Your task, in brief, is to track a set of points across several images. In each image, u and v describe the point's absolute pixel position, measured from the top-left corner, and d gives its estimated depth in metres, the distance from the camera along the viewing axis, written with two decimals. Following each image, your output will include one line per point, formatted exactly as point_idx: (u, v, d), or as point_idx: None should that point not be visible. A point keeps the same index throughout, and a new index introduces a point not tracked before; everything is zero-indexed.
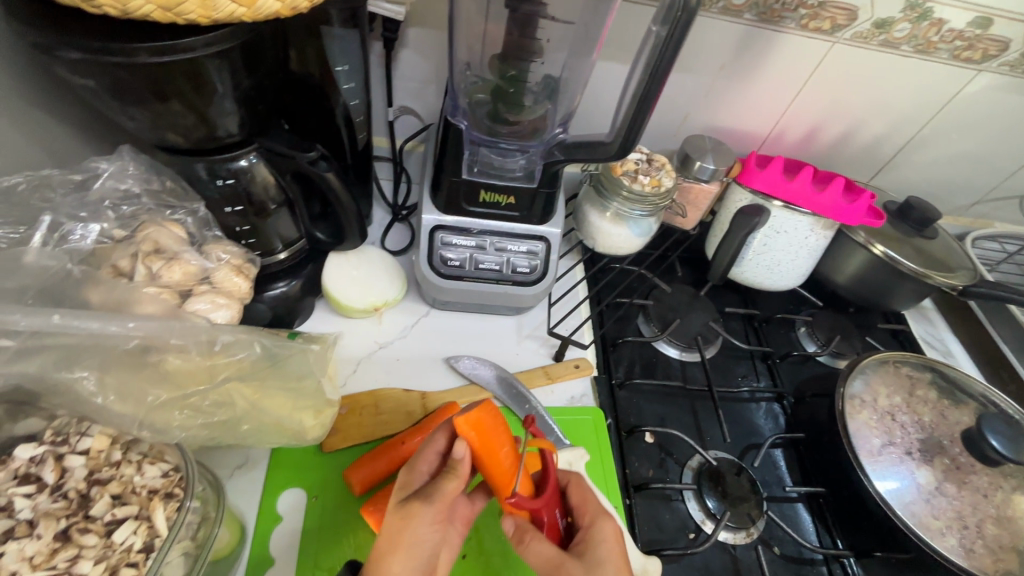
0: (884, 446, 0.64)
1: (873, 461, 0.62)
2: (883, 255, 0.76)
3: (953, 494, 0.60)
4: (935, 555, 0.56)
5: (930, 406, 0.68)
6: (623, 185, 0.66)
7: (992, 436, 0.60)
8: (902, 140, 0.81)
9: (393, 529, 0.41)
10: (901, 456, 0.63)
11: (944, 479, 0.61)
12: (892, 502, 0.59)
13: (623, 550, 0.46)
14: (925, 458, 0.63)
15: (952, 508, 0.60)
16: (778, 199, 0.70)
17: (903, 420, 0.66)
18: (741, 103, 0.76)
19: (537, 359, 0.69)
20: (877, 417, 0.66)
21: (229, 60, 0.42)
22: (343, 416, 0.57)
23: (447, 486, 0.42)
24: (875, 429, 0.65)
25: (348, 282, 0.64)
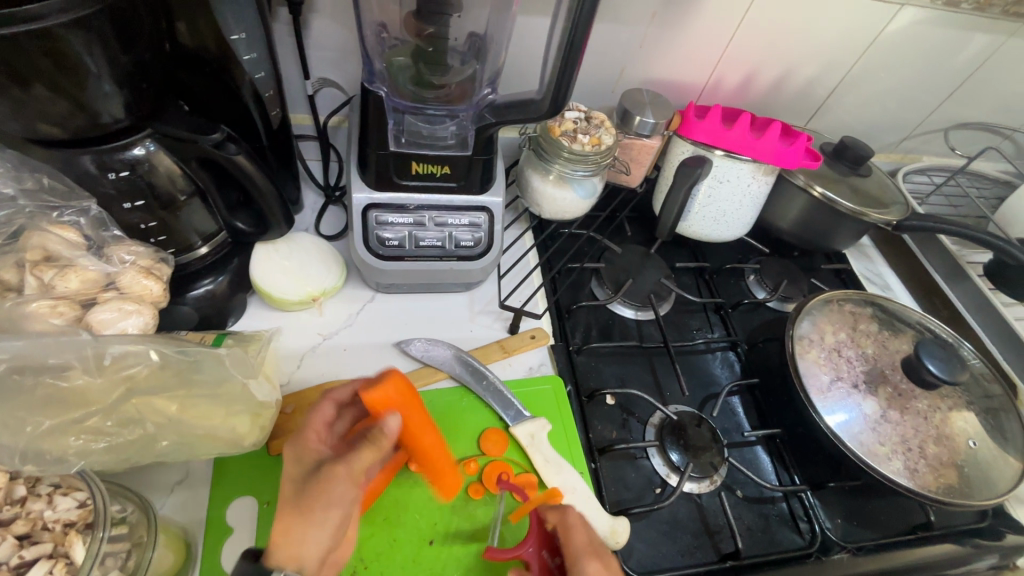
0: (833, 382, 0.66)
1: (823, 398, 0.64)
2: (822, 196, 0.77)
3: (896, 420, 0.64)
4: (883, 479, 0.59)
5: (872, 338, 0.71)
6: (562, 146, 0.64)
7: (929, 361, 0.60)
8: (834, 81, 0.82)
9: (305, 499, 0.40)
10: (849, 390, 0.65)
11: (887, 407, 0.64)
12: (844, 434, 0.62)
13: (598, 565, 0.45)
14: (870, 389, 0.66)
15: (896, 433, 0.63)
16: (719, 148, 0.70)
17: (848, 355, 0.69)
18: (676, 52, 0.74)
19: (491, 334, 0.67)
20: (824, 354, 0.68)
21: (96, 32, 0.37)
22: (288, 416, 0.54)
23: (366, 453, 0.43)
24: (824, 366, 0.67)
25: (280, 272, 0.59)
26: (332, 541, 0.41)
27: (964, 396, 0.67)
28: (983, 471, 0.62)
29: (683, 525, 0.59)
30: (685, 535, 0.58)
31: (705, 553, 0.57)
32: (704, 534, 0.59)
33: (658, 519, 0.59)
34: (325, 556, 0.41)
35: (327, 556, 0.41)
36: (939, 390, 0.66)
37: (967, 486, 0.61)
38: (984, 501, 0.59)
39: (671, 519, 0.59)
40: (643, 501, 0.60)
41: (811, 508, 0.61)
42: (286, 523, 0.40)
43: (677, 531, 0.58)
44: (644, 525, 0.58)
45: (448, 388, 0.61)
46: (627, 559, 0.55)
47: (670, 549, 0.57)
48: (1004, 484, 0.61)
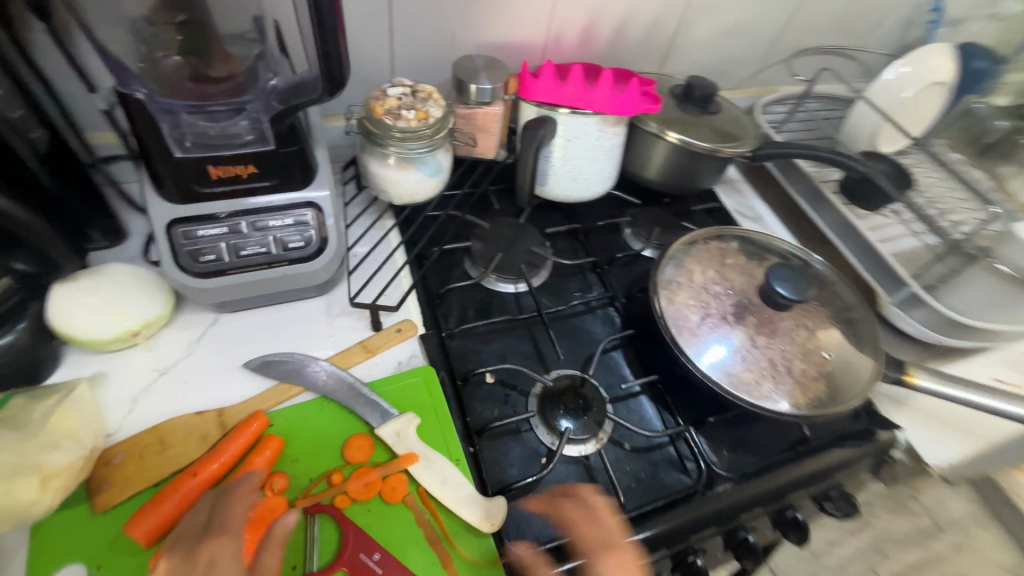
0: (702, 321, 0.67)
1: (691, 339, 0.65)
2: (678, 140, 0.78)
3: (764, 345, 0.65)
4: (750, 405, 0.61)
5: (739, 270, 0.72)
6: (388, 126, 0.60)
7: (777, 285, 0.62)
8: (673, 23, 0.82)
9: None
10: (717, 324, 0.66)
11: (755, 334, 0.66)
12: (715, 370, 0.63)
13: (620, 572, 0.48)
14: (738, 320, 0.67)
15: (764, 357, 0.64)
16: (562, 106, 0.68)
17: (716, 291, 0.70)
18: (505, 12, 0.71)
19: (353, 335, 0.63)
20: (694, 294, 0.69)
21: None
22: (118, 466, 0.49)
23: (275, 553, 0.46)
24: (693, 306, 0.68)
25: (89, 310, 0.53)
26: None
27: (825, 311, 0.70)
28: (845, 379, 0.64)
29: (570, 491, 0.58)
30: (572, 500, 0.57)
31: (594, 515, 0.57)
32: (593, 495, 0.58)
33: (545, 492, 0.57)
34: None
35: None
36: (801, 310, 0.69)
37: (833, 397, 0.63)
38: (849, 407, 0.62)
39: (557, 487, 0.58)
40: (527, 474, 0.58)
41: (695, 446, 0.62)
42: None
43: (564, 498, 0.57)
44: (531, 499, 0.57)
45: (307, 400, 0.57)
46: (512, 537, 0.54)
47: (558, 518, 0.56)
48: (865, 384, 0.64)
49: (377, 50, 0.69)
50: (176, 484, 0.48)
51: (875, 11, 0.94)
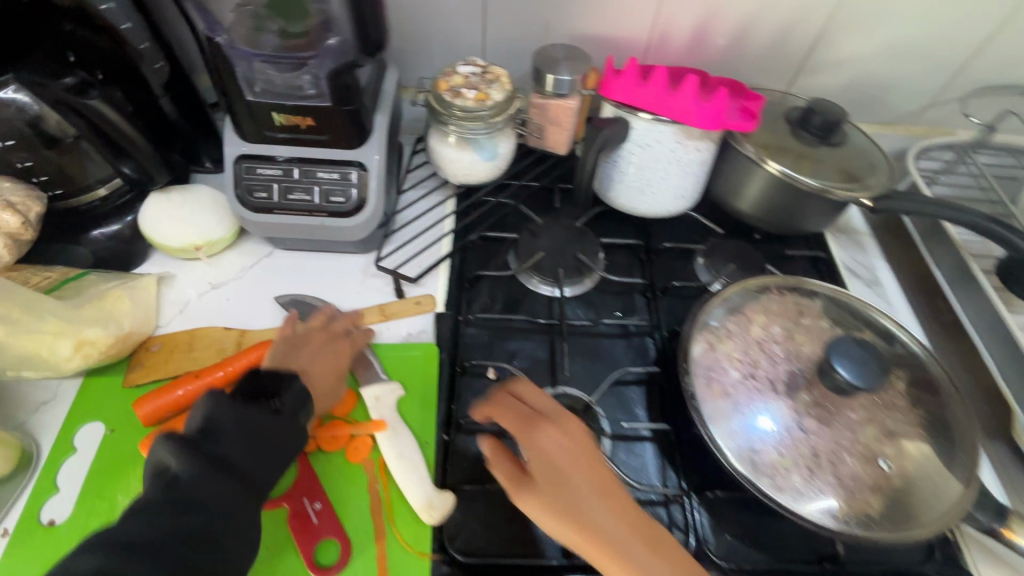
0: (741, 381, 0.57)
1: (718, 397, 0.56)
2: (780, 173, 0.66)
3: (813, 430, 0.54)
4: (762, 496, 0.51)
5: (812, 335, 0.60)
6: (447, 103, 0.60)
7: (839, 364, 0.49)
8: (812, 34, 0.70)
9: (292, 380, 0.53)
10: (759, 390, 0.56)
11: (807, 414, 0.55)
12: (737, 440, 0.54)
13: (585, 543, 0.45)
14: (790, 392, 0.56)
15: (808, 444, 0.53)
16: (643, 110, 0.62)
17: (773, 352, 0.59)
18: (607, 3, 0.67)
19: (378, 297, 0.66)
20: (743, 348, 0.59)
21: None
22: (153, 354, 0.57)
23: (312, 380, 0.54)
24: (737, 361, 0.58)
25: (168, 218, 0.62)
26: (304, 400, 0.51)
27: (916, 411, 0.55)
28: (912, 503, 0.51)
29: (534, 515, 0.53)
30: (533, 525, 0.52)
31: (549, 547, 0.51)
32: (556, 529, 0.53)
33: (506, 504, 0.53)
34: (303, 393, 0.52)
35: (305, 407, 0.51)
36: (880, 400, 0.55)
37: (887, 520, 0.50)
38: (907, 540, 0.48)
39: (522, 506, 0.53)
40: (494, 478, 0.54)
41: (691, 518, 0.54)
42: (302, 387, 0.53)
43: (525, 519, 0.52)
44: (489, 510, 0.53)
45: None
46: (452, 537, 0.51)
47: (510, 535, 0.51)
48: (947, 505, 0.50)
49: (470, 28, 0.69)
50: (182, 381, 0.54)
51: None
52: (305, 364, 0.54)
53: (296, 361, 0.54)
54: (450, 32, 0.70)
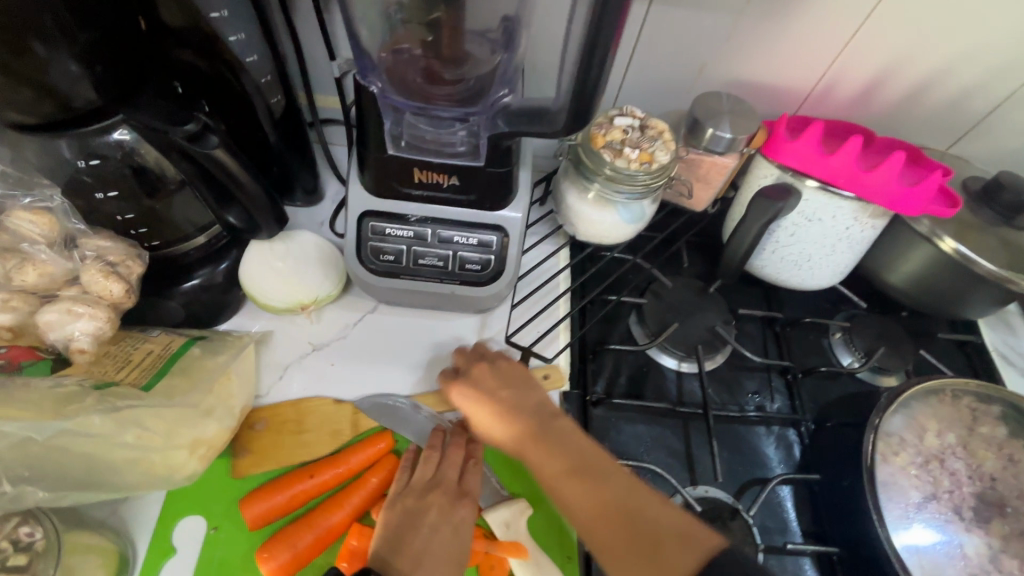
0: (923, 504, 0.50)
1: (902, 526, 0.49)
2: (955, 252, 0.59)
3: (1011, 572, 0.47)
4: None
5: (994, 449, 0.54)
6: (603, 162, 0.52)
7: None
8: (998, 95, 0.61)
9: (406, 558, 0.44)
10: (945, 517, 0.50)
11: (1001, 552, 0.48)
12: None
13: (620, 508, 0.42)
14: (978, 521, 0.50)
15: None
16: (813, 178, 0.55)
17: (953, 469, 0.52)
18: (775, 47, 0.59)
19: None
20: (920, 462, 0.52)
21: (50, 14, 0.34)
22: (256, 436, 0.51)
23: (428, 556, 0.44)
24: (915, 478, 0.51)
25: (272, 275, 0.54)
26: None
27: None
28: None
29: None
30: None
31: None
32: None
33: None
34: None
35: None
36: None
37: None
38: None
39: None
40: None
41: None
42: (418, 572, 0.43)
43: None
44: None
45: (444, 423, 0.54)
46: None
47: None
48: None
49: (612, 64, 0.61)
50: (289, 484, 0.49)
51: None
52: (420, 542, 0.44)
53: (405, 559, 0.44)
54: None
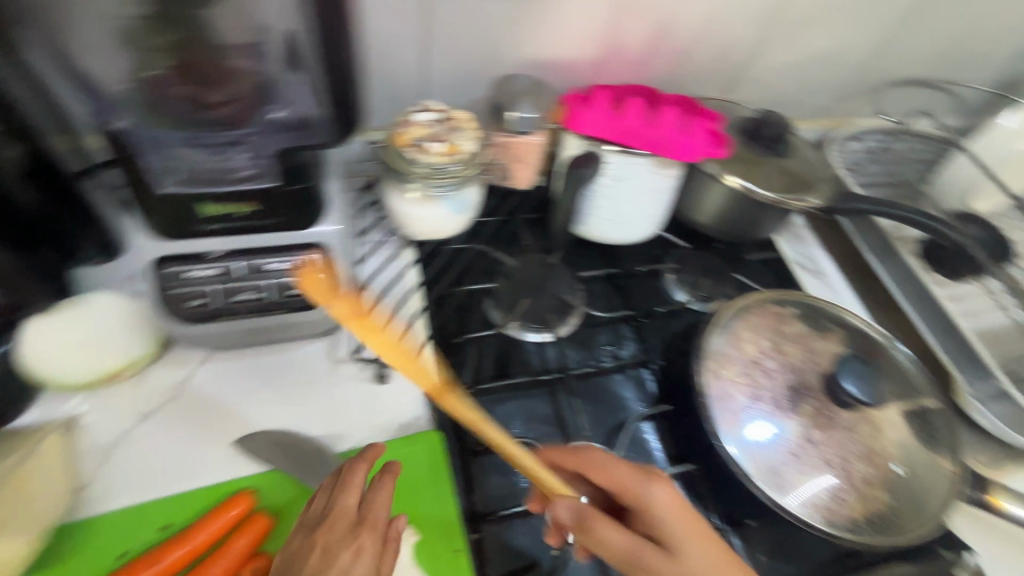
0: (750, 404, 0.58)
1: (734, 429, 0.56)
2: (740, 187, 0.67)
3: (819, 441, 0.57)
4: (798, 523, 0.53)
5: (797, 344, 0.63)
6: (410, 160, 0.52)
7: (848, 383, 0.53)
8: (747, 45, 0.72)
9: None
10: (768, 411, 0.58)
11: (811, 426, 0.58)
12: (763, 465, 0.55)
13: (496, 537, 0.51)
14: (792, 407, 0.59)
15: (818, 456, 0.56)
16: (613, 143, 0.60)
17: (769, 367, 0.61)
18: (556, 26, 0.63)
19: (355, 387, 0.57)
20: (743, 369, 0.61)
21: None
22: (86, 530, 0.46)
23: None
24: (741, 384, 0.59)
25: (62, 350, 0.48)
26: None
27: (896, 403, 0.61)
28: (919, 489, 0.56)
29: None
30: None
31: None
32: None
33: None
34: None
35: None
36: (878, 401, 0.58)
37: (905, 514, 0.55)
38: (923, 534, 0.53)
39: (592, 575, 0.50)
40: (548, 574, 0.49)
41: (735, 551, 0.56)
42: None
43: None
44: None
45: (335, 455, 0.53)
46: None
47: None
48: (942, 501, 0.55)
49: (408, 61, 0.61)
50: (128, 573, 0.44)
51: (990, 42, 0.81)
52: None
53: None
54: (386, 67, 0.62)
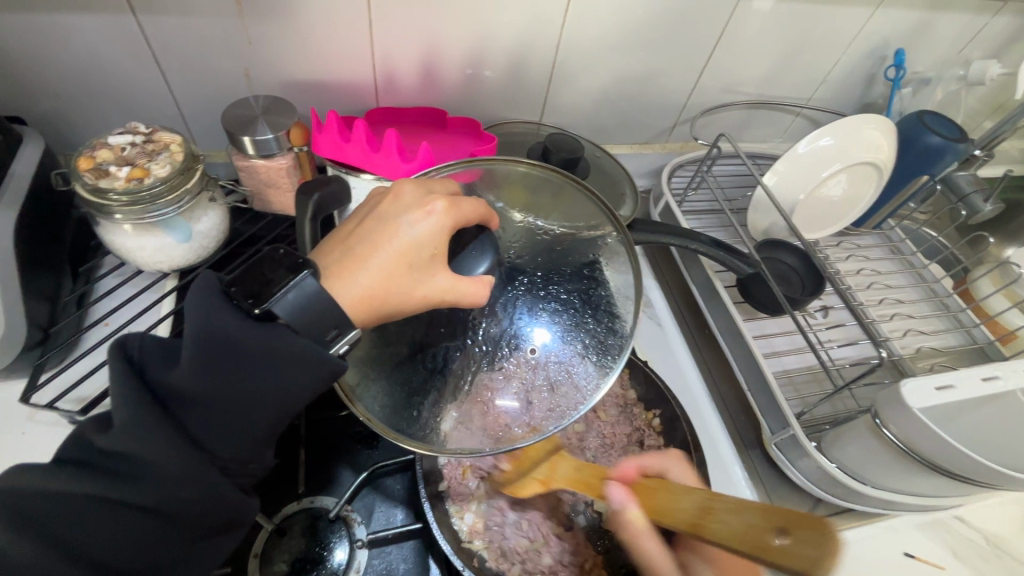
0: (501, 373, 0.48)
1: (472, 406, 0.47)
2: (529, 224, 0.54)
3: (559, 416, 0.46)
4: (454, 454, 0.44)
5: (583, 307, 0.50)
6: (85, 186, 0.47)
7: (482, 263, 0.45)
8: (543, 71, 0.69)
9: (387, 246, 0.42)
10: (518, 384, 0.47)
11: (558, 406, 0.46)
12: (484, 433, 0.46)
13: (392, 261, 0.42)
14: (542, 384, 0.48)
15: (542, 416, 0.46)
16: (367, 172, 0.54)
17: (544, 338, 0.49)
18: (307, 49, 0.59)
19: (43, 438, 0.49)
20: (516, 345, 0.48)
21: None
22: None
23: (419, 232, 0.43)
24: (507, 362, 0.48)
25: None
26: (371, 292, 0.42)
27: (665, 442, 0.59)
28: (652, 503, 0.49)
29: (224, 408, 0.36)
30: (209, 435, 0.36)
31: (264, 419, 0.37)
32: (308, 394, 0.38)
33: (266, 390, 0.36)
34: (366, 299, 0.42)
35: (371, 308, 0.42)
36: (555, 293, 0.50)
37: (563, 402, 0.46)
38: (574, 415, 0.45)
39: (205, 405, 0.35)
40: (243, 378, 0.36)
41: None
42: (344, 262, 0.42)
43: (143, 457, 0.34)
44: None
45: None
46: None
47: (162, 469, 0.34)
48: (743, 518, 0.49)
49: (142, 76, 0.57)
50: None
51: (826, 60, 0.77)
52: (397, 231, 0.43)
53: (377, 259, 0.42)
54: (120, 86, 0.57)
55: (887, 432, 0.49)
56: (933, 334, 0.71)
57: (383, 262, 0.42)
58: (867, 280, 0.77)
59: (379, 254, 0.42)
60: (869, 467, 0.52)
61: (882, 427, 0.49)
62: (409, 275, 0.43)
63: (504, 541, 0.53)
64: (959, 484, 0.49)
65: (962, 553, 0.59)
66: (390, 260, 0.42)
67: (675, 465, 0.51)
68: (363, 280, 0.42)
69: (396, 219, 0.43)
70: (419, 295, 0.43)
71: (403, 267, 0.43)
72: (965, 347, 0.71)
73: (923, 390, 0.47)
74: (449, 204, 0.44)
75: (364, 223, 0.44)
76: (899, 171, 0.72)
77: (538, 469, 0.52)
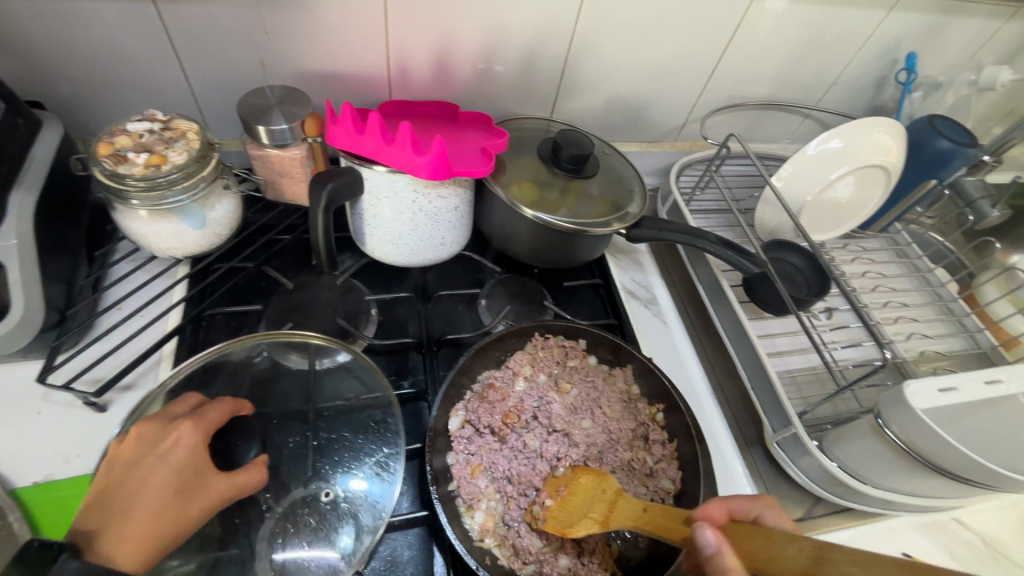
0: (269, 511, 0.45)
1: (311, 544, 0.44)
2: (535, 219, 0.61)
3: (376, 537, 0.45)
4: None
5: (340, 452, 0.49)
6: (103, 172, 0.47)
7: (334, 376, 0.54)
8: (555, 67, 0.69)
9: (133, 485, 0.40)
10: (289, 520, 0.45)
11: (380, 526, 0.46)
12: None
13: (156, 496, 0.40)
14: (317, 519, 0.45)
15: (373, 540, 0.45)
16: (380, 164, 0.55)
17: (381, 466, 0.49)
18: (322, 41, 0.59)
19: (59, 417, 0.50)
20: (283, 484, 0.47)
21: None
22: None
23: (172, 457, 0.42)
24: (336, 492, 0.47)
25: None
26: (156, 533, 0.39)
27: (669, 438, 0.59)
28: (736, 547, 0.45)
29: None
30: None
31: None
32: None
33: None
34: (141, 549, 0.38)
35: (147, 553, 0.38)
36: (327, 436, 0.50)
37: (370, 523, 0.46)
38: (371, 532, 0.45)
39: None
40: None
41: None
42: (118, 513, 0.39)
43: None
44: None
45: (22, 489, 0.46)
46: None
47: None
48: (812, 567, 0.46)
49: (160, 65, 0.58)
50: None
51: (837, 62, 0.77)
52: (150, 463, 0.41)
53: (140, 495, 0.40)
54: (139, 76, 0.58)
55: (890, 433, 0.49)
56: (937, 338, 0.72)
57: (155, 495, 0.40)
58: (872, 283, 0.77)
59: (149, 491, 0.40)
60: (871, 467, 0.53)
61: (884, 428, 0.49)
62: (190, 497, 0.41)
63: (517, 538, 0.51)
64: (960, 485, 0.49)
65: (959, 554, 0.59)
66: (147, 497, 0.40)
67: (765, 510, 0.47)
68: (139, 519, 0.39)
69: (156, 454, 0.42)
70: (197, 510, 0.41)
71: (186, 491, 0.41)
72: (968, 351, 0.71)
73: (928, 392, 0.48)
74: (193, 420, 0.44)
75: (109, 473, 0.41)
76: (907, 176, 0.72)
77: (595, 509, 0.50)
